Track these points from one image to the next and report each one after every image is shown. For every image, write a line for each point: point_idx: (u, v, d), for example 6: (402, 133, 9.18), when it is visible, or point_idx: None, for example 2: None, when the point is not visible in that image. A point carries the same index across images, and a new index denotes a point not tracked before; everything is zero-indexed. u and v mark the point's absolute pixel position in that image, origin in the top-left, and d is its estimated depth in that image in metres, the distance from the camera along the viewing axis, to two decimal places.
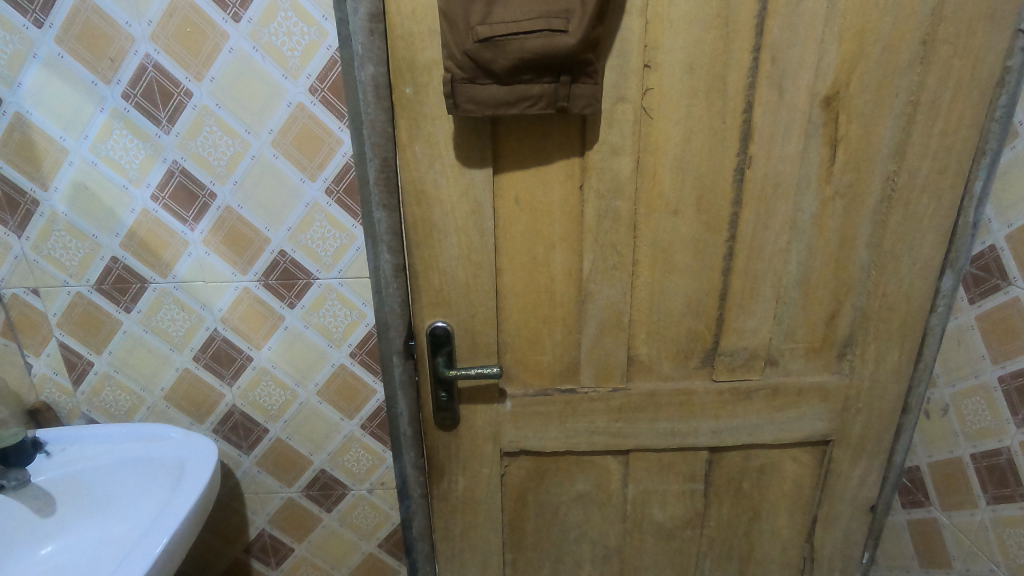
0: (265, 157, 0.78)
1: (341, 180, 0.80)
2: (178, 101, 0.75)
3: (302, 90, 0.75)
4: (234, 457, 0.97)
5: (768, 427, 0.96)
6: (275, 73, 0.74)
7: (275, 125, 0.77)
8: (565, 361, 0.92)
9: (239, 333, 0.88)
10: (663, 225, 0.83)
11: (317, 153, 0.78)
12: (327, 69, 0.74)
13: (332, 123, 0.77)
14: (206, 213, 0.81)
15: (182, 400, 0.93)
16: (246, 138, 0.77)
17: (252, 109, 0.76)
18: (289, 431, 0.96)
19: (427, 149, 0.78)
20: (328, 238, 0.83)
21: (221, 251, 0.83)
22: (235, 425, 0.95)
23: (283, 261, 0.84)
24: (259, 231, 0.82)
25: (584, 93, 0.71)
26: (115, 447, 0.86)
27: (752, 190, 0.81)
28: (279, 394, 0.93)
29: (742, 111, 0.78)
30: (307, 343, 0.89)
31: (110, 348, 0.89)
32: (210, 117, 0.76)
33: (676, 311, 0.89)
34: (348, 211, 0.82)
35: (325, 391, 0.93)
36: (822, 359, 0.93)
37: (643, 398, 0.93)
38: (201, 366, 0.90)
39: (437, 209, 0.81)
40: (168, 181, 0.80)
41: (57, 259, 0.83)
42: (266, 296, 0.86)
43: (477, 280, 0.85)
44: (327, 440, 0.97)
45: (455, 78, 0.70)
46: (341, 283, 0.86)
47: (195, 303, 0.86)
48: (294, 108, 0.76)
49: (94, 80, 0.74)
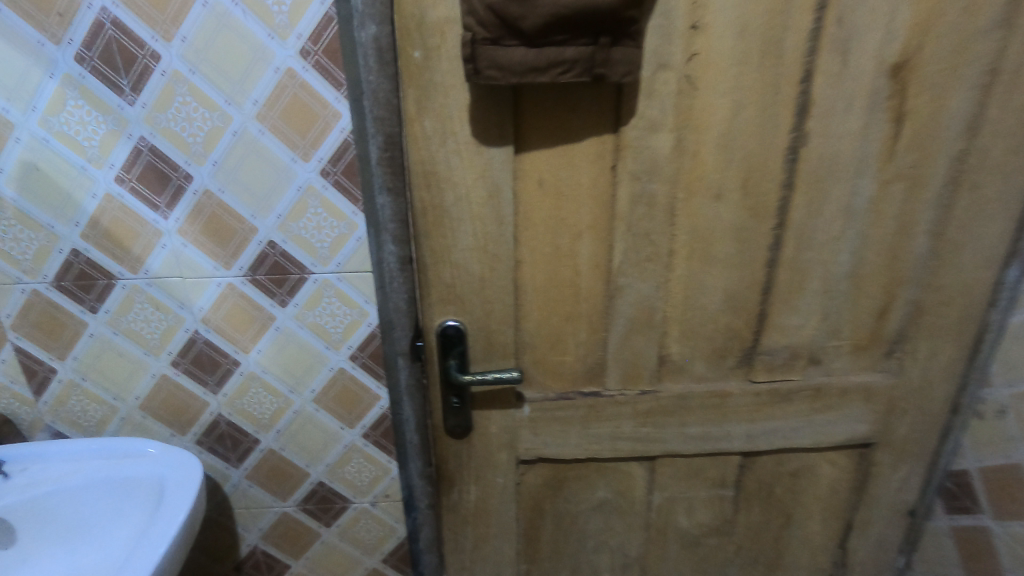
0: (249, 132, 0.68)
1: (339, 161, 0.70)
2: (143, 66, 0.64)
3: (291, 53, 0.64)
4: (221, 470, 0.89)
5: (806, 430, 0.89)
6: (259, 33, 0.63)
7: (260, 95, 0.66)
8: (589, 362, 0.83)
9: (224, 335, 0.79)
10: (704, 210, 0.74)
11: (310, 129, 0.68)
12: (321, 28, 0.64)
13: (328, 94, 0.67)
14: (181, 198, 0.71)
15: (160, 408, 0.83)
16: (226, 111, 0.66)
17: (232, 76, 0.65)
18: (282, 441, 0.87)
19: (438, 123, 0.67)
20: (324, 227, 0.73)
21: (200, 242, 0.73)
22: (222, 436, 0.86)
23: (273, 253, 0.74)
24: (244, 220, 0.72)
25: (625, 58, 0.60)
26: (86, 466, 0.76)
27: (805, 172, 0.72)
28: (271, 402, 0.84)
29: (800, 80, 0.68)
30: (301, 345, 0.80)
31: (75, 353, 0.79)
32: (183, 85, 0.65)
33: (713, 307, 0.80)
34: (347, 196, 0.72)
35: (322, 398, 0.84)
36: (868, 357, 0.85)
37: (674, 402, 0.85)
38: (181, 372, 0.81)
39: (449, 194, 0.71)
40: (135, 162, 0.69)
41: (8, 253, 0.72)
42: (253, 293, 0.76)
43: (493, 273, 0.76)
44: (326, 450, 0.89)
45: (475, 38, 0.58)
46: (338, 278, 0.76)
47: (172, 301, 0.76)
48: (282, 74, 0.65)
49: (41, 40, 0.62)
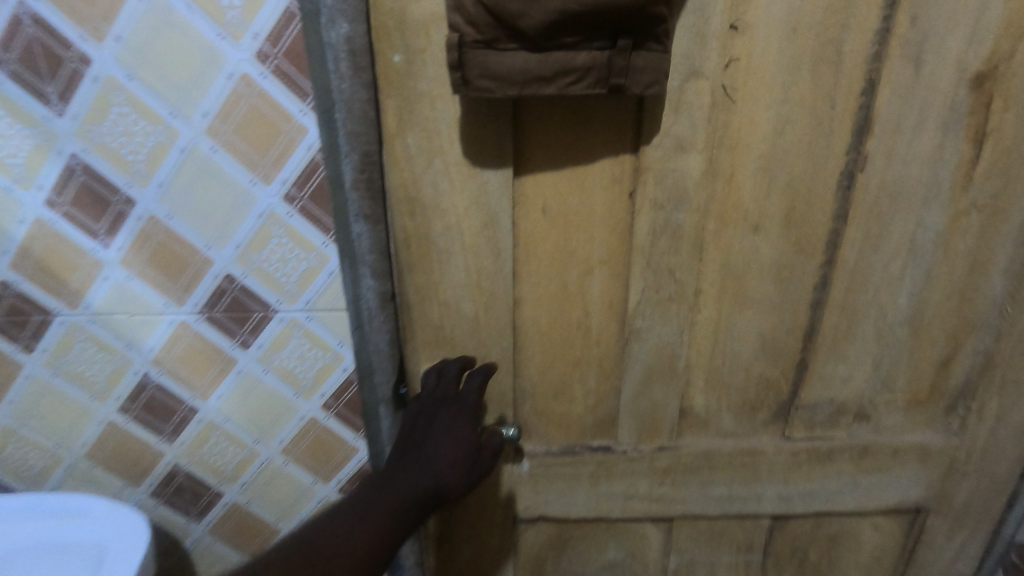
0: (199, 149, 0.56)
1: (307, 184, 0.58)
2: (72, 71, 0.52)
3: (246, 55, 0.52)
4: (180, 526, 0.78)
5: (848, 493, 0.77)
6: (208, 31, 0.51)
7: (211, 106, 0.54)
8: (599, 413, 0.72)
9: (179, 380, 0.68)
10: (738, 244, 0.63)
11: (271, 146, 0.56)
12: (281, 26, 0.51)
13: (292, 105, 0.54)
14: (123, 225, 0.59)
15: (110, 459, 0.72)
16: (171, 124, 0.55)
17: (176, 81, 0.53)
18: (248, 495, 0.76)
19: (423, 140, 0.56)
20: (290, 260, 0.61)
21: (147, 275, 0.62)
22: (180, 488, 0.75)
23: (231, 289, 0.63)
24: (197, 251, 0.61)
25: (649, 64, 0.49)
26: (15, 529, 0.66)
27: (863, 201, 0.60)
28: (234, 452, 0.73)
29: (861, 92, 0.56)
30: (267, 392, 0.69)
31: (9, 396, 0.67)
32: (120, 93, 0.54)
33: (745, 354, 0.69)
34: (316, 225, 0.59)
35: (292, 450, 0.73)
36: (925, 413, 0.73)
37: (697, 459, 0.74)
38: (131, 420, 0.70)
39: (437, 222, 0.60)
40: (67, 181, 0.57)
41: None
42: (211, 333, 0.65)
43: (488, 314, 0.65)
44: (298, 506, 0.78)
45: (464, 41, 0.47)
46: (308, 318, 0.64)
47: (118, 341, 0.65)
48: (236, 81, 0.53)
49: None
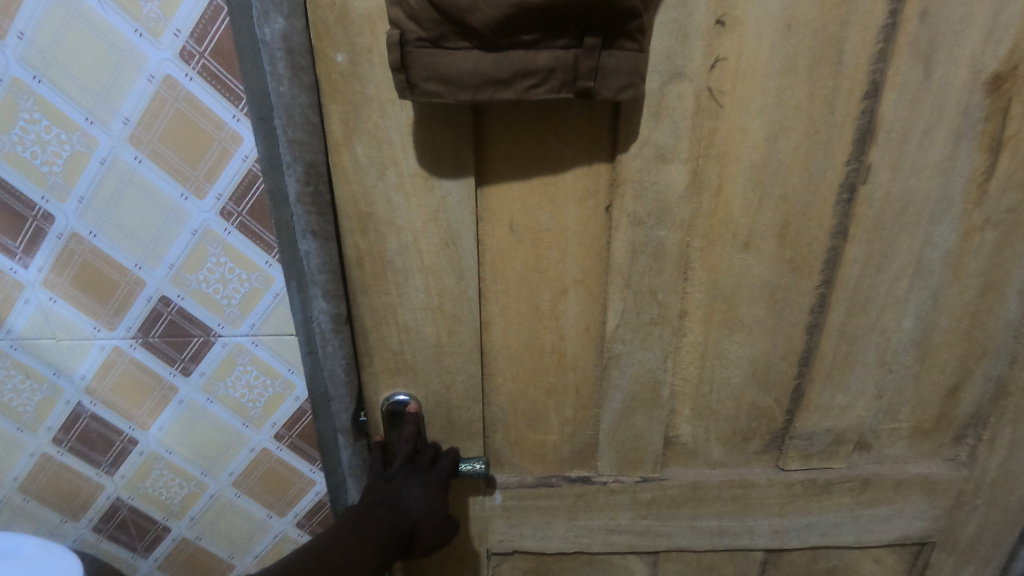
0: (123, 160, 0.51)
1: (245, 199, 0.53)
2: None
3: (168, 55, 0.47)
4: (126, 561, 0.74)
5: (847, 526, 0.72)
6: (123, 27, 0.46)
7: (133, 111, 0.49)
8: (577, 443, 0.67)
9: (116, 410, 0.64)
10: (727, 263, 0.57)
11: (202, 156, 0.51)
12: (205, 22, 0.47)
13: (223, 110, 0.50)
14: (42, 243, 0.54)
15: (46, 491, 0.68)
16: (89, 132, 0.50)
17: (90, 86, 0.48)
18: (197, 530, 0.72)
19: (373, 150, 0.50)
20: (230, 281, 0.57)
21: (73, 298, 0.57)
22: (124, 522, 0.71)
23: (167, 312, 0.58)
24: (126, 271, 0.56)
25: (621, 66, 0.43)
26: None
27: (866, 217, 0.54)
28: (180, 486, 0.69)
29: (863, 96, 0.50)
30: (212, 423, 0.65)
31: None
32: (28, 97, 0.48)
33: (736, 381, 0.63)
34: (257, 242, 0.55)
35: (243, 482, 0.69)
36: (931, 443, 0.68)
37: (683, 492, 0.69)
38: (66, 451, 0.66)
39: (391, 240, 0.54)
40: None
41: None
42: (148, 361, 0.61)
43: (452, 339, 0.59)
44: (252, 540, 0.74)
45: (406, 39, 0.40)
46: (254, 343, 0.60)
47: (46, 368, 0.61)
48: (159, 84, 0.48)
49: None
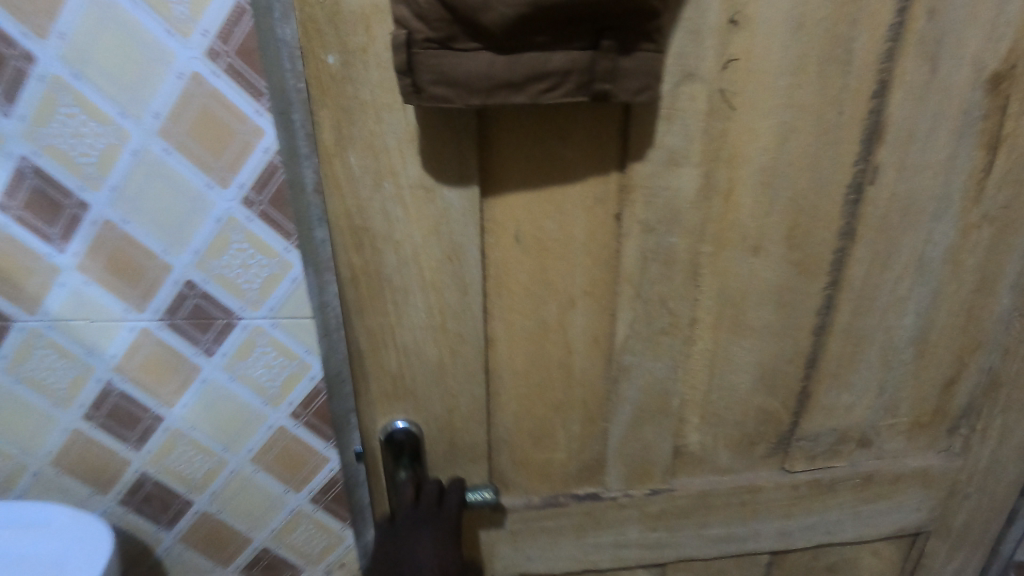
0: (153, 151, 0.52)
1: (266, 187, 0.54)
2: (16, 70, 0.48)
3: (197, 53, 0.48)
4: (151, 534, 0.72)
5: (849, 523, 0.72)
6: (154, 28, 0.47)
7: (163, 106, 0.50)
8: (584, 458, 0.64)
9: (143, 388, 0.63)
10: (736, 267, 0.55)
11: (225, 147, 0.52)
12: (231, 22, 0.48)
13: (246, 104, 0.51)
14: (76, 229, 0.55)
15: (76, 466, 0.67)
16: (122, 125, 0.51)
17: (122, 83, 0.49)
18: (219, 505, 0.71)
19: (368, 159, 0.46)
20: (251, 267, 0.57)
21: (104, 281, 0.57)
22: (148, 497, 0.69)
23: (192, 296, 0.58)
24: (154, 256, 0.56)
25: (639, 68, 0.40)
26: None
27: (873, 216, 0.54)
28: (203, 462, 0.68)
29: (871, 95, 0.49)
30: (233, 401, 0.65)
31: None
32: (65, 92, 0.49)
33: (744, 386, 0.62)
34: (278, 229, 0.56)
35: (262, 459, 0.68)
36: (927, 436, 0.69)
37: (692, 501, 0.67)
38: (96, 427, 0.65)
39: (390, 256, 0.50)
40: (18, 184, 0.52)
41: None
42: (173, 341, 0.61)
43: (455, 360, 0.55)
44: (270, 516, 0.72)
45: (413, 40, 0.37)
46: (272, 325, 0.60)
47: (76, 348, 0.60)
48: (187, 81, 0.49)
49: None
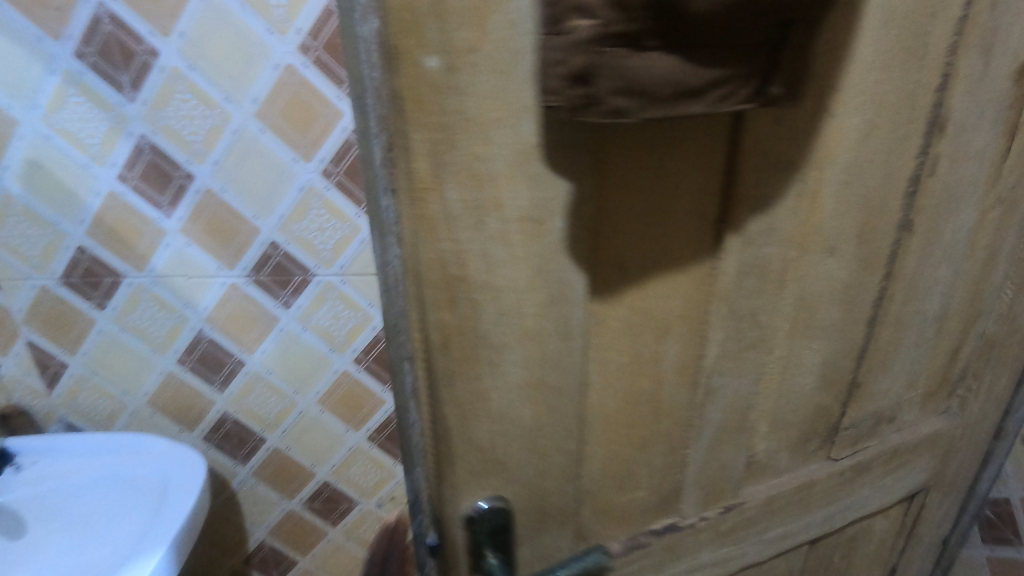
0: (249, 131, 0.69)
1: (341, 161, 0.72)
2: (142, 62, 0.65)
3: (290, 48, 0.65)
4: (229, 467, 0.93)
5: (874, 495, 0.76)
6: (259, 28, 0.64)
7: (260, 93, 0.67)
8: (663, 490, 0.59)
9: (264, 291, 0.79)
10: (812, 269, 0.53)
11: (310, 126, 0.70)
12: (321, 22, 0.65)
13: (330, 92, 0.68)
14: (183, 197, 0.73)
15: (227, 322, 0.81)
16: (226, 109, 0.68)
17: (228, 71, 0.66)
18: (297, 387, 0.87)
19: (469, 192, 0.37)
20: (326, 229, 0.76)
21: (202, 241, 0.75)
22: (204, 356, 0.84)
23: (275, 254, 0.77)
24: (247, 221, 0.74)
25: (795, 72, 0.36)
26: (91, 462, 0.83)
27: (926, 206, 0.56)
28: (307, 357, 0.85)
29: (936, 88, 0.49)
30: (301, 346, 0.84)
31: (153, 263, 0.76)
32: (182, 81, 0.66)
33: (808, 388, 0.61)
34: (348, 195, 0.74)
35: (326, 400, 0.89)
36: (936, 402, 0.74)
37: (759, 510, 0.66)
38: (248, 289, 0.79)
39: (489, 305, 0.41)
40: (138, 159, 0.70)
41: (74, 133, 0.68)
42: (255, 294, 0.79)
43: (551, 416, 0.47)
44: (316, 378, 0.87)
45: (608, 36, 0.28)
46: (342, 280, 0.80)
47: (177, 300, 0.79)
48: (280, 72, 0.66)
49: (39, 35, 0.63)
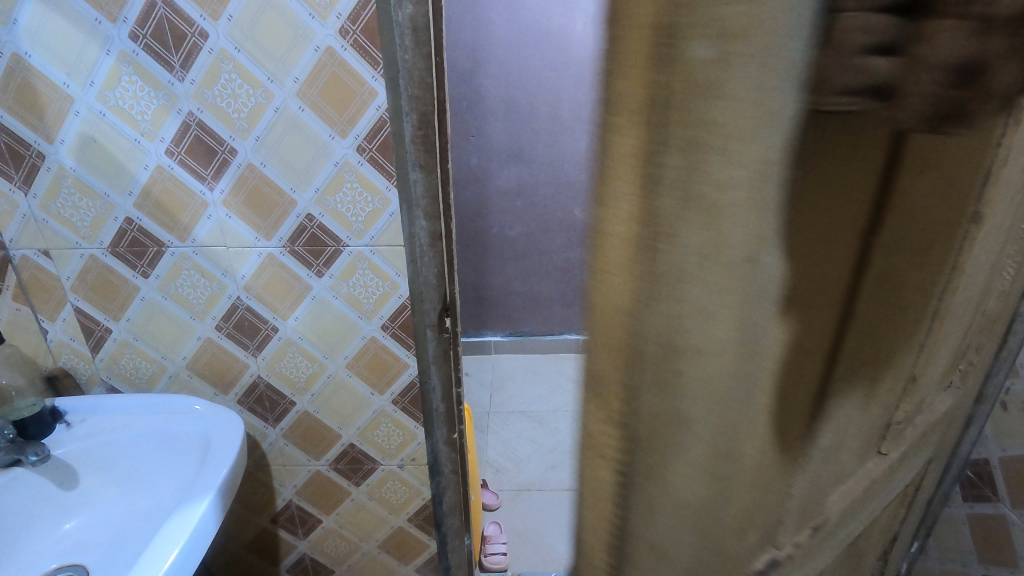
0: (290, 109, 0.76)
1: (374, 138, 0.78)
2: (193, 43, 0.72)
3: (331, 31, 0.71)
4: (260, 429, 1.02)
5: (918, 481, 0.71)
6: (302, 13, 0.70)
7: (302, 74, 0.74)
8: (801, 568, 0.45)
9: (298, 261, 0.86)
10: (970, 280, 0.40)
11: (348, 106, 0.76)
12: (359, 7, 0.70)
13: (366, 72, 0.74)
14: (226, 170, 0.80)
15: (264, 290, 0.89)
16: (269, 88, 0.75)
17: (275, 54, 0.73)
18: (327, 351, 0.95)
19: (707, 238, 0.23)
20: (359, 201, 0.82)
21: (242, 213, 0.83)
22: (240, 322, 0.92)
23: (311, 225, 0.84)
24: (285, 194, 0.82)
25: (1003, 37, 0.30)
26: (139, 418, 0.89)
27: None
28: (339, 323, 0.92)
29: None
30: (335, 314, 0.91)
31: (195, 235, 0.85)
32: (229, 62, 0.73)
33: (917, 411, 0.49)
34: (381, 171, 0.80)
35: (354, 365, 0.96)
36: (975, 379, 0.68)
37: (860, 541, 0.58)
38: (288, 254, 0.86)
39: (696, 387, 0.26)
40: (184, 135, 0.78)
41: (126, 112, 0.77)
42: (292, 263, 0.87)
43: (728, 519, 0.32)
44: (345, 343, 0.94)
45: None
46: (372, 251, 0.86)
47: (216, 269, 0.87)
48: (322, 53, 0.73)
49: (98, 18, 0.71)
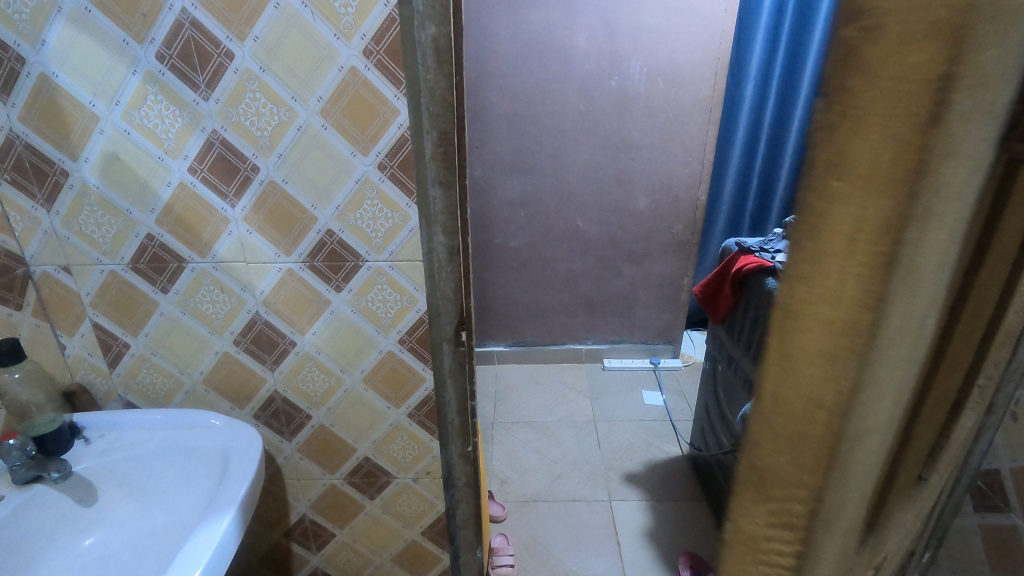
0: (313, 127, 0.77)
1: (396, 156, 0.79)
2: (219, 63, 0.73)
3: (355, 52, 0.72)
4: (276, 443, 1.03)
5: None
6: (327, 34, 0.72)
7: (325, 93, 0.75)
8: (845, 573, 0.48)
9: (318, 275, 0.87)
10: None
11: (371, 124, 0.77)
12: (384, 29, 0.71)
13: (388, 91, 0.75)
14: (248, 187, 0.81)
15: (283, 305, 0.90)
16: (293, 107, 0.76)
17: (300, 74, 0.74)
18: (344, 366, 0.95)
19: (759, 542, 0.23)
20: (380, 218, 0.83)
21: (263, 229, 0.84)
22: (258, 337, 0.93)
23: (330, 241, 0.85)
24: (306, 210, 0.82)
25: None
26: (156, 433, 0.90)
27: None
28: (355, 338, 0.92)
29: None
30: (353, 328, 0.92)
31: (214, 250, 0.86)
32: (253, 81, 0.74)
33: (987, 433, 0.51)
34: (402, 188, 0.81)
35: (370, 378, 0.96)
36: None
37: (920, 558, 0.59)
38: (307, 268, 0.87)
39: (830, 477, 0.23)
40: (207, 153, 0.79)
41: (150, 130, 0.77)
42: (311, 278, 0.87)
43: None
44: (362, 357, 0.94)
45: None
46: (391, 266, 0.86)
47: (236, 284, 0.88)
48: (346, 73, 0.74)
49: (126, 39, 0.72)
